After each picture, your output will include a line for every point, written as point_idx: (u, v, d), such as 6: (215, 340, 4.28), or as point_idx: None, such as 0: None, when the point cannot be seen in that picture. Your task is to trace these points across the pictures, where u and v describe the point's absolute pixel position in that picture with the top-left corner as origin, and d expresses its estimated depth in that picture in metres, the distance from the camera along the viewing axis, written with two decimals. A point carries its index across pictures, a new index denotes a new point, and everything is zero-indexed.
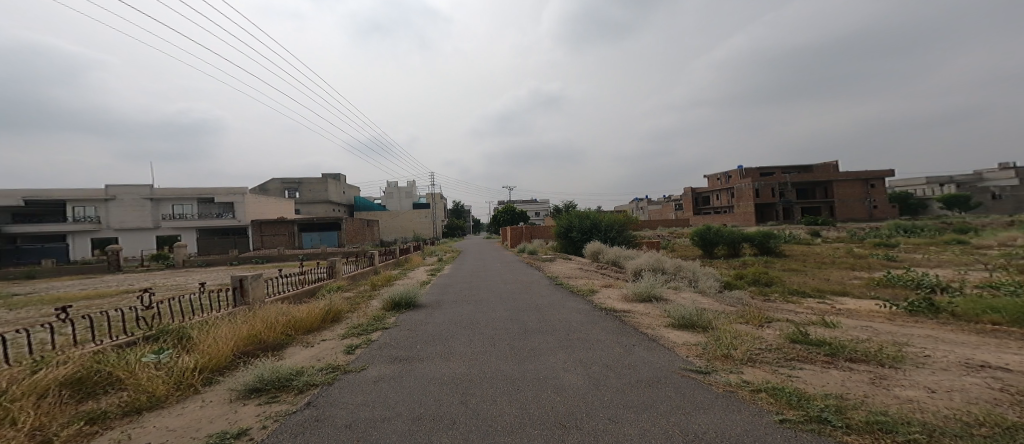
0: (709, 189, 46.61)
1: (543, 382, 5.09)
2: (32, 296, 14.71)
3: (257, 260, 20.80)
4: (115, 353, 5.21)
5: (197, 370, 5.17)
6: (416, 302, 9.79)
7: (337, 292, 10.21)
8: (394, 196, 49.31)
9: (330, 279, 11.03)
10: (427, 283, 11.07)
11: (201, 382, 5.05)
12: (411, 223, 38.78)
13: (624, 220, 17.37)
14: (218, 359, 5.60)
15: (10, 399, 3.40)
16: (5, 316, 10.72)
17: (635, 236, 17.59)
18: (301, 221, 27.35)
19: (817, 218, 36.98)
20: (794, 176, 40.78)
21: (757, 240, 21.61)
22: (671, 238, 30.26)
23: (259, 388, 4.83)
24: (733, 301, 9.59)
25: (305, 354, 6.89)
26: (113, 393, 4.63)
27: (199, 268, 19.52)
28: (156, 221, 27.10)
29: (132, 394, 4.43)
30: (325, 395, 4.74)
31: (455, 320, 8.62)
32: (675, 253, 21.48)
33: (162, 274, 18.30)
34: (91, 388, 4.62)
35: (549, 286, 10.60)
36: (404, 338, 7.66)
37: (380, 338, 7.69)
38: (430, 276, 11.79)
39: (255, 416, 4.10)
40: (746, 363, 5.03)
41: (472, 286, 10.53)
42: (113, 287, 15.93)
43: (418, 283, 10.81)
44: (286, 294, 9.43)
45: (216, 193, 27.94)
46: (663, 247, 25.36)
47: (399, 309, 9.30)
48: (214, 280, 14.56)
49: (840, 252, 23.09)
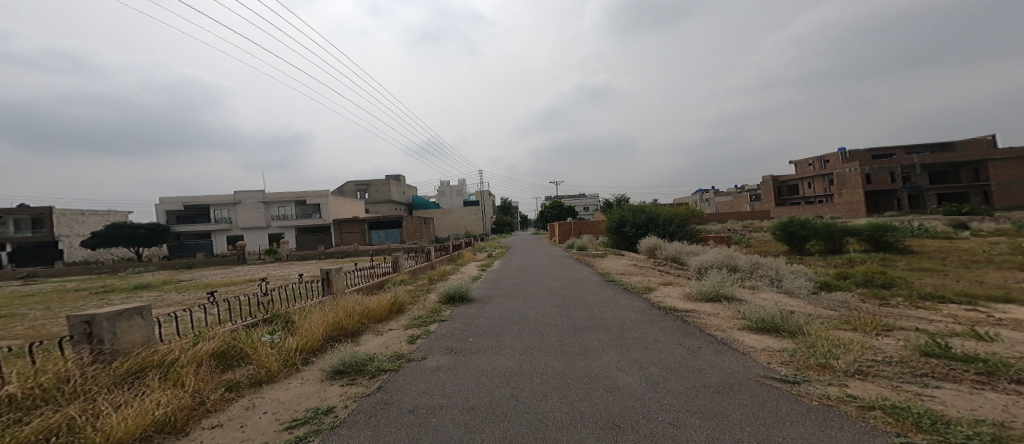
0: (797, 176, 41.18)
1: (594, 378, 5.03)
2: (191, 282, 18.46)
3: (339, 255, 23.50)
4: (244, 333, 6.36)
5: (298, 351, 6.09)
6: (468, 296, 10.26)
7: (401, 285, 11.14)
8: (447, 194, 51.39)
9: (394, 273, 12.05)
10: (479, 278, 11.53)
11: (302, 362, 5.98)
12: (462, 220, 40.28)
13: (685, 213, 16.14)
14: (312, 342, 6.53)
15: (179, 365, 3.86)
16: (174, 297, 13.75)
17: (698, 230, 16.28)
18: (371, 220, 29.96)
19: (962, 206, 30.35)
20: (925, 157, 33.82)
21: (865, 234, 18.40)
22: (747, 232, 27.47)
23: (342, 370, 5.54)
24: (836, 305, 8.16)
25: (377, 342, 7.67)
26: (243, 365, 5.70)
27: (298, 261, 22.57)
28: (267, 220, 31.80)
29: (256, 368, 5.42)
30: (392, 380, 5.28)
31: (506, 314, 8.83)
32: (754, 250, 19.42)
33: (273, 266, 21.58)
34: (229, 361, 5.73)
35: (601, 283, 10.32)
36: (461, 330, 8.10)
37: (437, 330, 8.22)
38: (481, 271, 12.24)
39: (339, 396, 4.72)
40: (853, 375, 4.13)
41: (520, 282, 10.68)
42: (240, 277, 19.19)
43: (471, 278, 11.32)
44: (361, 285, 10.61)
45: (308, 196, 31.81)
46: (737, 242, 23.08)
47: (453, 302, 9.84)
48: (310, 272, 16.78)
49: (997, 247, 18.65)
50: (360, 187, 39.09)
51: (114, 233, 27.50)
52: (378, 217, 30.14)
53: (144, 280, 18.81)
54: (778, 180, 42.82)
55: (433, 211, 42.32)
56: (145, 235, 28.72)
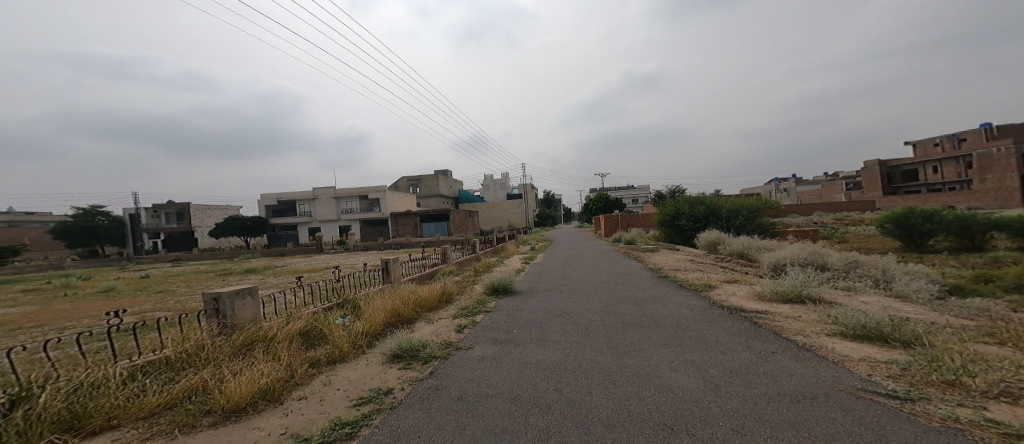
0: (919, 160, 35.75)
1: (639, 377, 3.54)
2: (284, 267, 20.78)
3: (394, 247, 24.94)
4: (322, 315, 7.04)
5: (364, 335, 6.60)
6: (514, 288, 10.37)
7: (450, 276, 11.56)
8: (491, 188, 50.99)
9: (443, 264, 12.55)
10: (522, 271, 11.59)
11: (366, 344, 6.46)
12: (506, 213, 40.02)
13: (752, 205, 14.70)
14: (375, 327, 7.03)
15: (277, 341, 4.33)
16: (270, 281, 15.69)
17: (767, 224, 14.69)
18: (422, 213, 31.45)
19: None
20: None
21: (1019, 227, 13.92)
22: (840, 226, 24.12)
23: (399, 355, 5.89)
24: (974, 313, 5.90)
25: (429, 329, 8.03)
26: (321, 344, 6.31)
27: (363, 252, 24.19)
28: (338, 214, 34.53)
29: (331, 347, 5.98)
30: (443, 367, 5.50)
31: (550, 306, 8.52)
32: (849, 246, 16.79)
33: (346, 255, 23.42)
34: (312, 340, 6.39)
35: (653, 279, 9.70)
36: (505, 322, 8.13)
37: (483, 321, 8.39)
38: (525, 264, 12.28)
39: (397, 379, 5.04)
40: (1001, 399, 2.69)
41: (565, 276, 10.45)
42: (318, 264, 21.11)
43: (515, 271, 11.45)
44: (415, 275, 11.20)
45: (369, 191, 34.05)
46: (826, 237, 20.34)
47: (497, 294, 10.01)
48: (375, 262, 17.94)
49: None
50: (412, 183, 39.43)
51: (229, 224, 32.08)
52: (428, 211, 31.52)
53: (249, 265, 21.54)
54: (886, 163, 37.38)
55: (476, 204, 42.40)
56: (252, 227, 33.19)
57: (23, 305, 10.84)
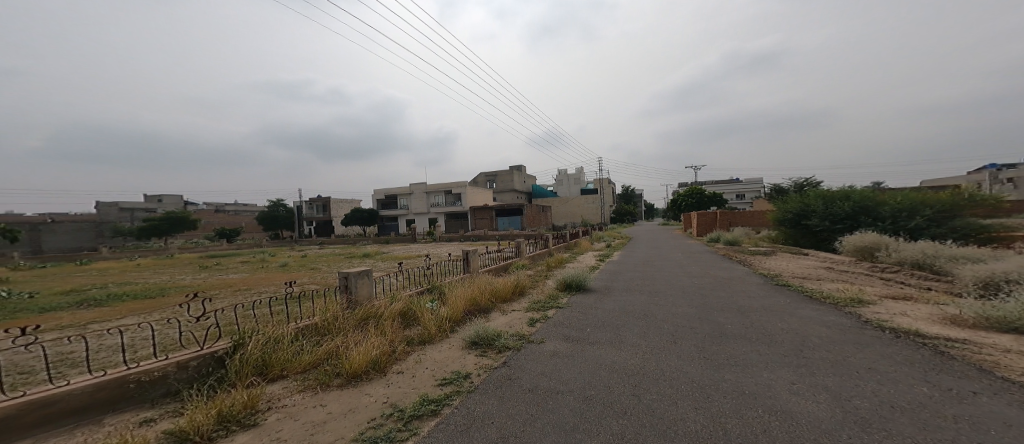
0: None
1: (742, 393, 3.12)
2: (390, 253, 22.77)
3: (473, 239, 25.81)
4: (415, 298, 7.52)
5: (447, 320, 6.87)
6: (587, 286, 10.09)
7: (523, 270, 11.65)
8: (565, 183, 50.48)
9: (517, 258, 12.69)
10: (596, 268, 11.25)
11: (450, 329, 6.69)
12: (580, 208, 39.16)
13: (928, 196, 11.13)
14: (457, 313, 7.29)
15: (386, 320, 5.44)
16: (379, 264, 17.37)
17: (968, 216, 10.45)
18: (497, 208, 32.09)
19: None
20: None
21: None
22: None
23: (477, 342, 6.03)
24: None
25: (503, 320, 8.11)
26: (413, 325, 6.70)
27: (449, 243, 25.35)
28: (427, 207, 36.70)
29: (422, 330, 6.33)
30: (516, 358, 5.48)
31: (627, 307, 7.99)
32: None
33: (433, 245, 24.81)
34: (409, 321, 6.84)
35: (753, 281, 8.58)
36: (578, 319, 7.88)
37: (555, 317, 8.23)
38: (600, 261, 11.83)
39: (474, 364, 5.15)
40: None
41: (646, 277, 9.84)
42: (410, 252, 22.66)
43: (589, 268, 11.15)
44: (490, 267, 11.44)
45: (452, 186, 35.46)
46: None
47: (569, 290, 9.85)
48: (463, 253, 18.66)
49: None
50: (490, 178, 39.91)
51: (353, 215, 36.64)
52: (505, 205, 31.93)
53: (365, 250, 24.17)
54: None
55: (551, 199, 41.99)
56: (368, 217, 37.26)
57: (231, 272, 13.92)
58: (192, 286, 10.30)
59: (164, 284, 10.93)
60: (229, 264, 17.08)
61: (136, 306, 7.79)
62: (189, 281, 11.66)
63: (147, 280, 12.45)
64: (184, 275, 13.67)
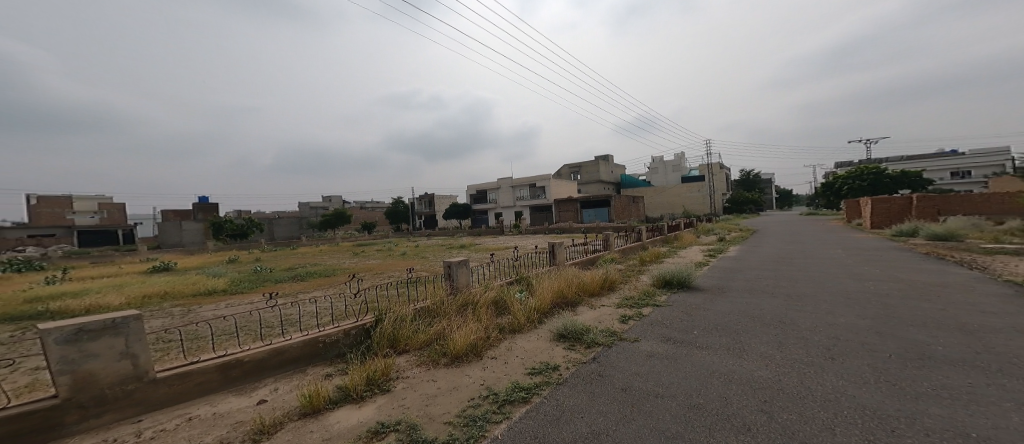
0: None
1: None
2: (481, 244, 23.76)
3: (558, 232, 25.60)
4: (504, 287, 7.41)
5: (536, 312, 6.57)
6: (692, 283, 9.06)
7: (613, 264, 11.01)
8: (661, 170, 46.90)
9: (605, 251, 12.10)
10: (704, 264, 10.13)
11: (538, 321, 6.39)
12: (679, 197, 35.65)
13: None
14: (544, 304, 6.88)
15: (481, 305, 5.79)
16: (475, 254, 18.14)
17: None
18: (583, 199, 31.16)
19: None
20: None
21: None
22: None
23: (564, 336, 5.62)
24: None
25: (591, 315, 7.60)
26: (504, 314, 6.55)
27: (535, 235, 25.49)
28: (512, 201, 37.31)
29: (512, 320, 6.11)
30: (606, 355, 4.93)
31: (743, 310, 6.86)
32: None
33: (519, 238, 25.07)
34: (500, 310, 6.70)
35: (925, 283, 6.71)
36: (681, 319, 7.00)
37: (652, 315, 7.41)
38: (708, 258, 10.60)
39: (562, 357, 4.78)
40: None
41: (771, 276, 8.45)
42: (499, 244, 23.22)
43: (694, 265, 10.05)
44: (577, 260, 11.01)
45: (536, 179, 35.49)
46: None
47: (670, 288, 8.95)
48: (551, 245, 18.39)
49: None
50: (574, 169, 39.18)
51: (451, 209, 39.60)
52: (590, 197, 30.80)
53: (461, 241, 25.59)
54: None
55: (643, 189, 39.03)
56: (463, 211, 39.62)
57: (371, 260, 16.41)
58: (350, 270, 13.52)
59: (333, 269, 13.69)
60: (365, 252, 19.98)
61: (321, 282, 11.23)
62: (349, 265, 14.95)
63: (318, 264, 15.58)
64: (336, 260, 16.53)
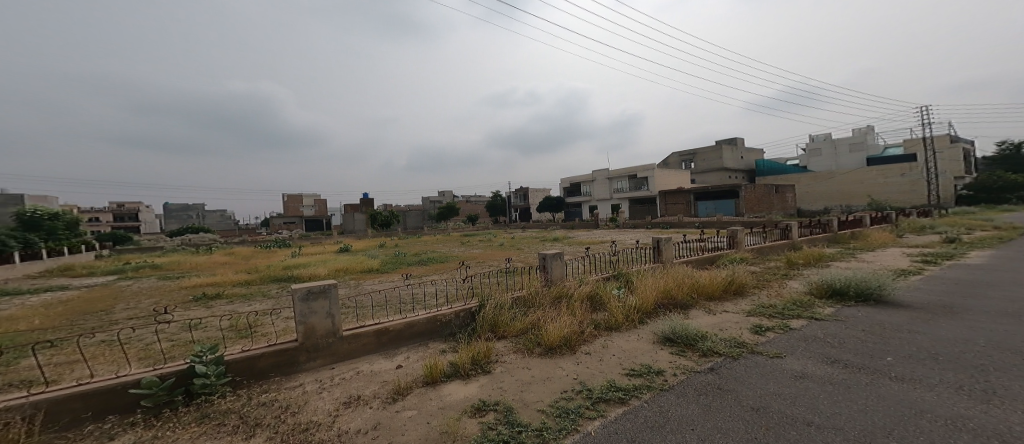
0: None
1: None
2: (578, 236, 22.85)
3: (664, 226, 23.28)
4: (601, 283, 6.66)
5: (637, 311, 5.67)
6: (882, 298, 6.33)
7: (740, 265, 8.93)
8: None
9: (731, 250, 9.96)
10: (909, 273, 7.65)
11: (639, 322, 5.55)
12: (860, 182, 24.06)
13: None
14: (645, 304, 5.79)
15: (575, 300, 5.96)
16: (579, 247, 17.10)
17: None
18: (697, 190, 27.10)
19: None
20: None
21: None
22: None
23: (672, 339, 4.42)
24: None
25: (708, 321, 5.73)
26: (599, 310, 5.98)
27: (633, 229, 23.73)
28: (610, 193, 35.08)
29: (608, 318, 5.45)
30: (729, 367, 3.69)
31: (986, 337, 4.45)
32: None
33: (616, 232, 23.31)
34: (595, 306, 6.09)
35: None
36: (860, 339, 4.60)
37: (805, 330, 5.16)
38: (919, 267, 7.90)
39: (669, 364, 3.82)
40: None
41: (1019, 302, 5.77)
42: (594, 237, 21.79)
43: (890, 273, 7.61)
44: (688, 258, 9.14)
45: (636, 171, 32.82)
46: None
47: (840, 300, 6.44)
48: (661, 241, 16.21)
49: None
50: (686, 157, 34.82)
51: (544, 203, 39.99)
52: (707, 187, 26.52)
53: (555, 234, 24.82)
54: None
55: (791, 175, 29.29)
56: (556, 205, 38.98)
57: (477, 249, 16.47)
58: (456, 257, 13.71)
59: (442, 256, 14.04)
60: (468, 242, 20.39)
61: (439, 266, 11.66)
62: (459, 253, 15.11)
63: (435, 251, 16.13)
64: (445, 249, 17.09)
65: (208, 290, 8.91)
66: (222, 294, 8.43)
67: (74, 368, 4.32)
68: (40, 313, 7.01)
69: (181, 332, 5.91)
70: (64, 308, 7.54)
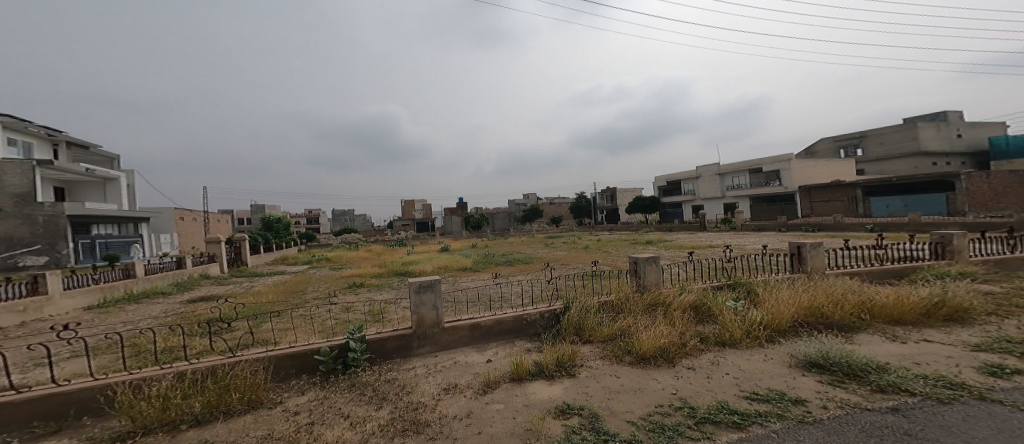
0: None
1: None
2: (681, 238, 20.07)
3: (806, 228, 18.85)
4: (713, 290, 4.80)
5: (762, 326, 3.83)
6: None
7: (959, 282, 4.83)
8: None
9: (933, 261, 5.62)
10: None
11: (772, 335, 3.79)
12: None
13: None
14: (778, 317, 3.88)
15: (673, 308, 4.35)
16: (698, 249, 14.42)
17: None
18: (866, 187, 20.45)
19: None
20: None
21: None
22: None
23: (821, 365, 3.11)
24: None
25: (888, 350, 3.32)
26: (709, 324, 4.29)
27: (752, 233, 20.05)
28: (723, 191, 30.02)
29: (720, 328, 3.94)
30: (924, 410, 2.47)
31: None
32: None
33: (729, 236, 19.38)
34: (702, 317, 4.41)
35: None
36: None
37: None
38: None
39: (813, 392, 2.79)
40: None
41: None
42: (699, 241, 18.35)
43: None
44: (854, 267, 5.43)
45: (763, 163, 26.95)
46: None
47: None
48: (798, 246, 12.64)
49: None
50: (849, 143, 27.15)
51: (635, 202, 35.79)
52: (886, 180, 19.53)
53: (646, 237, 21.84)
54: None
55: None
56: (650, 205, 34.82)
57: (562, 251, 14.98)
58: (548, 259, 12.36)
59: (534, 257, 12.87)
60: (556, 243, 18.88)
61: (520, 267, 10.49)
62: (545, 255, 13.70)
63: (521, 252, 15.02)
64: (539, 250, 15.86)
65: (359, 279, 9.47)
66: (365, 283, 8.59)
67: (289, 333, 4.98)
68: (275, 289, 8.52)
69: (342, 311, 6.09)
70: (283, 286, 8.98)
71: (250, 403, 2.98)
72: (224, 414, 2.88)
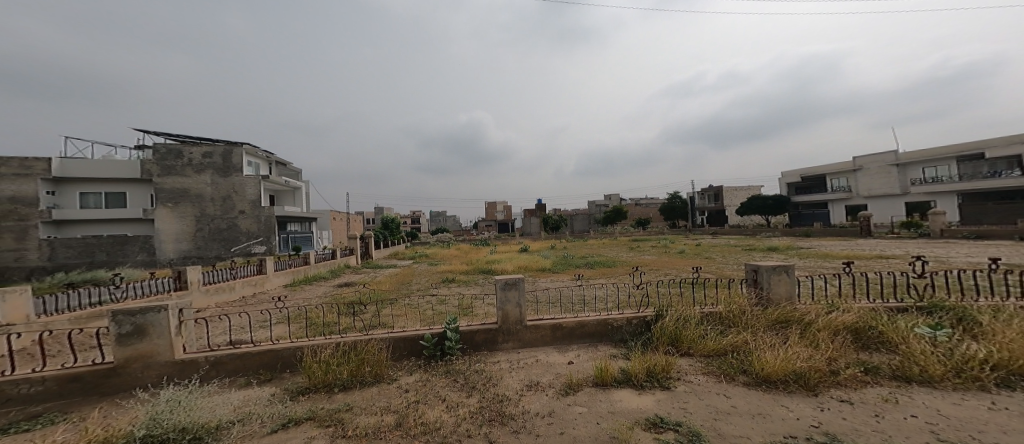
0: None
1: None
2: (832, 243, 15.77)
3: None
4: (886, 312, 3.18)
5: (983, 365, 2.39)
6: None
7: None
8: None
9: None
10: None
11: (1005, 377, 2.35)
12: None
13: None
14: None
15: (812, 328, 2.99)
16: (844, 254, 11.03)
17: None
18: None
19: None
20: None
21: None
22: None
23: None
24: None
25: None
26: (876, 354, 2.84)
27: (962, 240, 13.68)
28: (904, 187, 22.22)
29: (899, 357, 2.61)
30: None
31: None
32: None
33: (911, 243, 14.05)
34: (865, 345, 2.95)
35: None
36: None
37: None
38: None
39: None
40: None
41: None
42: (853, 247, 13.93)
43: None
44: None
45: (988, 147, 19.19)
46: None
47: None
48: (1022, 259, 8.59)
49: None
50: None
51: (752, 203, 28.46)
52: None
53: (773, 241, 17.66)
54: None
55: None
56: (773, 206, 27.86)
57: (648, 255, 13.02)
58: (636, 263, 10.75)
59: (618, 261, 11.38)
60: (648, 247, 16.59)
61: (605, 270, 9.19)
62: (630, 259, 11.95)
63: (600, 255, 13.55)
64: (625, 253, 14.10)
65: (453, 275, 9.55)
66: (457, 279, 8.59)
67: (402, 318, 4.98)
68: (389, 280, 9.00)
69: (437, 303, 5.99)
70: (393, 278, 9.52)
71: (375, 377, 2.83)
72: (361, 384, 2.76)
